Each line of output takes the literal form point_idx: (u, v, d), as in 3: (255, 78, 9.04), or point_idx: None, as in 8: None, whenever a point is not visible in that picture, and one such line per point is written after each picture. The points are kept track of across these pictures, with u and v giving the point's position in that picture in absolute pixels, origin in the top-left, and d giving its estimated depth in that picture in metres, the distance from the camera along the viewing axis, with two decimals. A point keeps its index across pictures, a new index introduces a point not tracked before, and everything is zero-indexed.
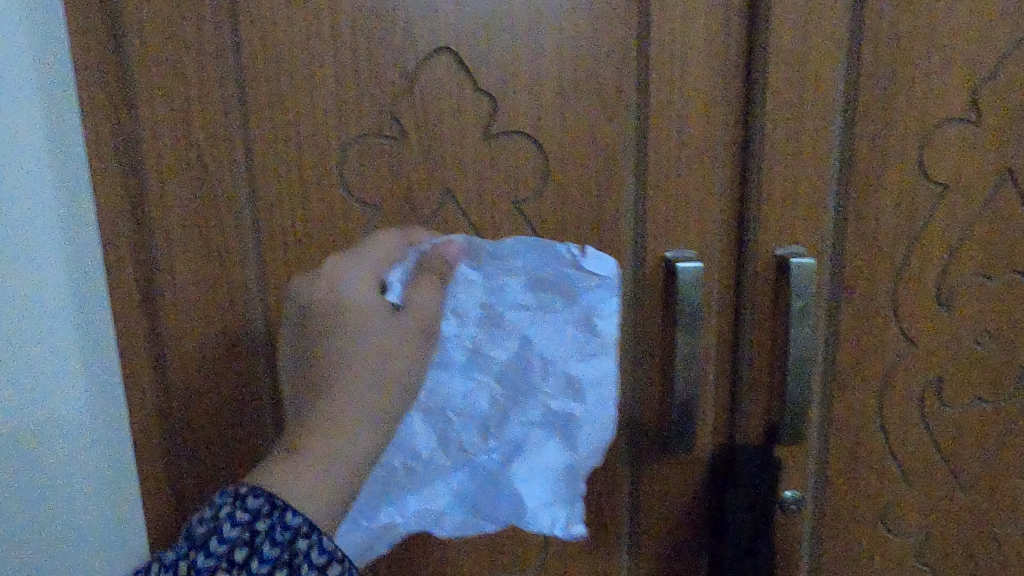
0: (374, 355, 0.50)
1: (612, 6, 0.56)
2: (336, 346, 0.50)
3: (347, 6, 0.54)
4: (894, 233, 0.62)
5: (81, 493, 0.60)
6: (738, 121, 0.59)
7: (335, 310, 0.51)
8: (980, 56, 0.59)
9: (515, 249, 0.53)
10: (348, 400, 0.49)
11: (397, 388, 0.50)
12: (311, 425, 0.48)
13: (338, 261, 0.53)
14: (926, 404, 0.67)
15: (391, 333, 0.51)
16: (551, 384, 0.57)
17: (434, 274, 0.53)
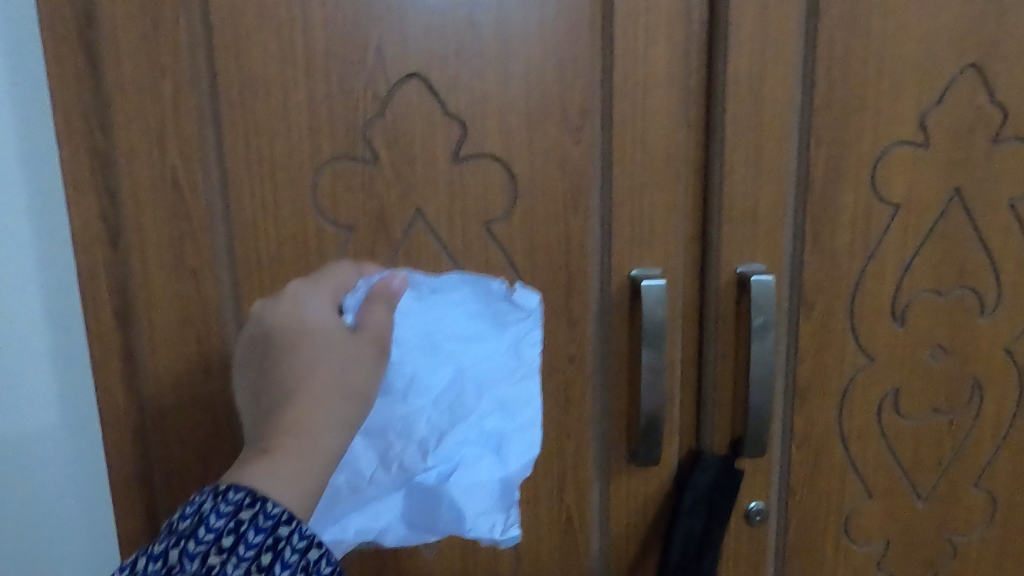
0: (335, 366, 0.46)
1: (579, 33, 0.58)
2: (293, 357, 0.46)
3: (320, 32, 0.55)
4: (850, 251, 0.65)
5: (72, 496, 0.67)
6: (700, 145, 0.62)
7: (294, 328, 0.48)
8: (925, 83, 0.62)
9: (452, 283, 0.52)
10: (310, 409, 0.44)
11: (358, 402, 0.46)
12: (274, 429, 0.43)
13: (299, 285, 0.51)
14: (883, 415, 0.69)
15: (350, 345, 0.47)
16: (491, 409, 0.53)
17: (382, 300, 0.49)
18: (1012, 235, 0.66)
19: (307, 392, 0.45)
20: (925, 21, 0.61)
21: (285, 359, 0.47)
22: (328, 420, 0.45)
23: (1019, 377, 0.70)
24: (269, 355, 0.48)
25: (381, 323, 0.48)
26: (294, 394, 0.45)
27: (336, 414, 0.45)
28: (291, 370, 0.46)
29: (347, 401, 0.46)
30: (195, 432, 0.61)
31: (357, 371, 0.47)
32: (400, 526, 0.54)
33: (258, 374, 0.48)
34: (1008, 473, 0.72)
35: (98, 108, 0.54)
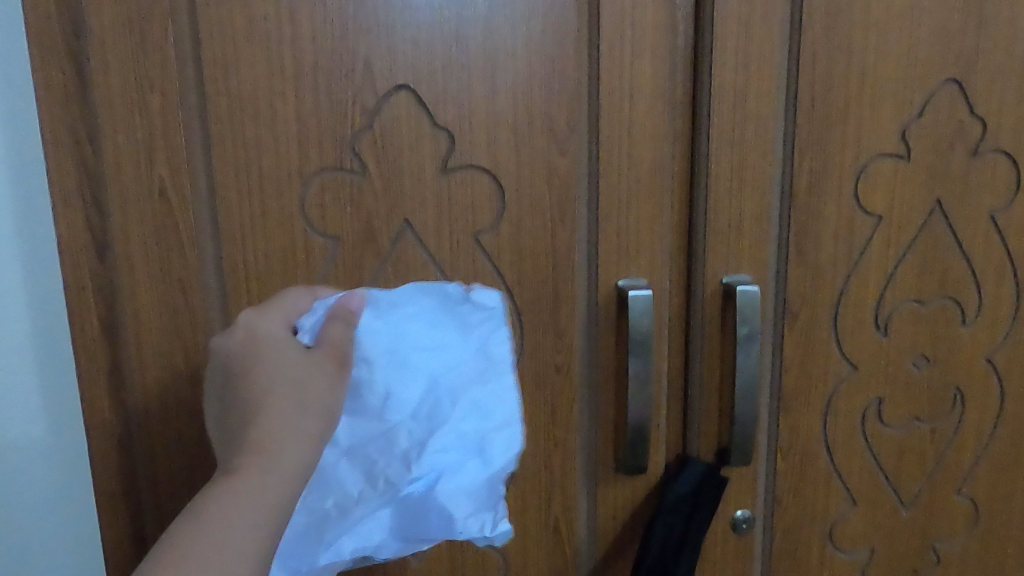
0: (293, 385, 0.46)
1: (565, 48, 0.59)
2: (251, 380, 0.46)
3: (308, 46, 0.55)
4: (833, 262, 0.66)
5: (58, 508, 0.66)
6: (685, 157, 0.62)
7: (255, 353, 0.47)
8: (905, 99, 0.63)
9: (410, 293, 0.51)
10: (270, 430, 0.44)
11: (321, 420, 0.46)
12: (243, 450, 0.43)
13: (255, 313, 0.49)
14: (867, 424, 0.70)
15: (306, 362, 0.47)
16: (466, 414, 0.51)
17: (340, 319, 0.48)
18: (991, 246, 0.67)
19: (265, 414, 0.45)
20: (906, 37, 0.62)
21: (243, 384, 0.46)
22: (289, 440, 0.44)
23: (1000, 385, 0.71)
24: (226, 383, 0.47)
25: (338, 340, 0.48)
26: (253, 417, 0.45)
27: (296, 433, 0.45)
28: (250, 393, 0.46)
29: (307, 418, 0.45)
30: (183, 444, 0.61)
31: (314, 388, 0.46)
32: (391, 543, 0.52)
33: (222, 404, 0.47)
34: (989, 480, 0.73)
35: (86, 120, 0.54)
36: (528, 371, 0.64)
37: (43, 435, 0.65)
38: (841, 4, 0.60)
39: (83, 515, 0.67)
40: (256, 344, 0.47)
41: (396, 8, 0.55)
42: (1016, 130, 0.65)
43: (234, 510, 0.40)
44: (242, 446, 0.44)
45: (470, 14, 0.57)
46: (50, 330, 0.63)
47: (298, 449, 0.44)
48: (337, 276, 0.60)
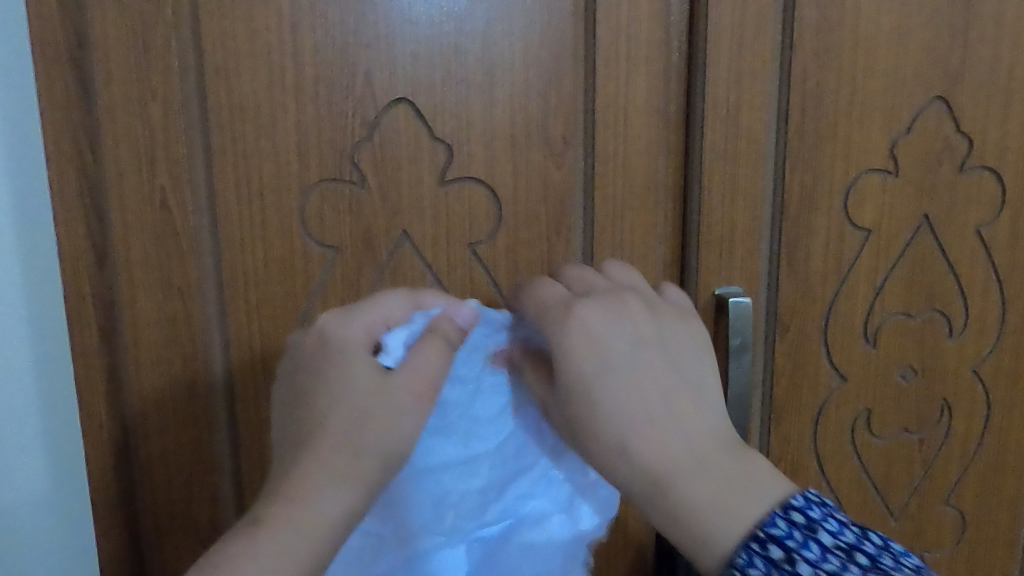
0: (353, 420, 0.48)
1: (562, 63, 0.60)
2: (321, 412, 0.49)
3: (309, 59, 0.56)
4: (823, 274, 0.67)
5: (52, 519, 0.67)
6: (679, 171, 0.64)
7: (332, 362, 0.50)
8: (894, 115, 0.65)
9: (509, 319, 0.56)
10: (321, 471, 0.47)
11: (384, 446, 0.49)
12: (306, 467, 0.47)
13: (337, 317, 0.53)
14: (857, 434, 0.71)
15: (375, 399, 0.49)
16: (549, 468, 0.58)
17: (440, 338, 0.52)
18: (978, 260, 0.69)
19: (320, 450, 0.47)
20: (894, 55, 0.63)
21: (310, 397, 0.50)
22: (346, 474, 0.47)
23: (986, 397, 0.72)
24: (302, 388, 0.51)
25: (429, 369, 0.51)
26: (312, 448, 0.48)
27: (351, 470, 0.48)
28: (312, 413, 0.49)
29: (361, 456, 0.48)
30: (180, 450, 0.61)
31: (379, 421, 0.49)
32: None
33: (290, 402, 0.51)
34: (976, 491, 0.74)
35: (88, 129, 0.55)
36: None
37: (38, 447, 0.65)
38: (831, 22, 0.62)
39: (78, 527, 0.67)
40: (330, 360, 0.50)
41: (396, 23, 0.56)
42: (1001, 147, 0.67)
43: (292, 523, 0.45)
44: (291, 481, 0.46)
45: (469, 29, 0.58)
46: (48, 342, 0.63)
47: (348, 488, 0.47)
48: (335, 285, 0.61)
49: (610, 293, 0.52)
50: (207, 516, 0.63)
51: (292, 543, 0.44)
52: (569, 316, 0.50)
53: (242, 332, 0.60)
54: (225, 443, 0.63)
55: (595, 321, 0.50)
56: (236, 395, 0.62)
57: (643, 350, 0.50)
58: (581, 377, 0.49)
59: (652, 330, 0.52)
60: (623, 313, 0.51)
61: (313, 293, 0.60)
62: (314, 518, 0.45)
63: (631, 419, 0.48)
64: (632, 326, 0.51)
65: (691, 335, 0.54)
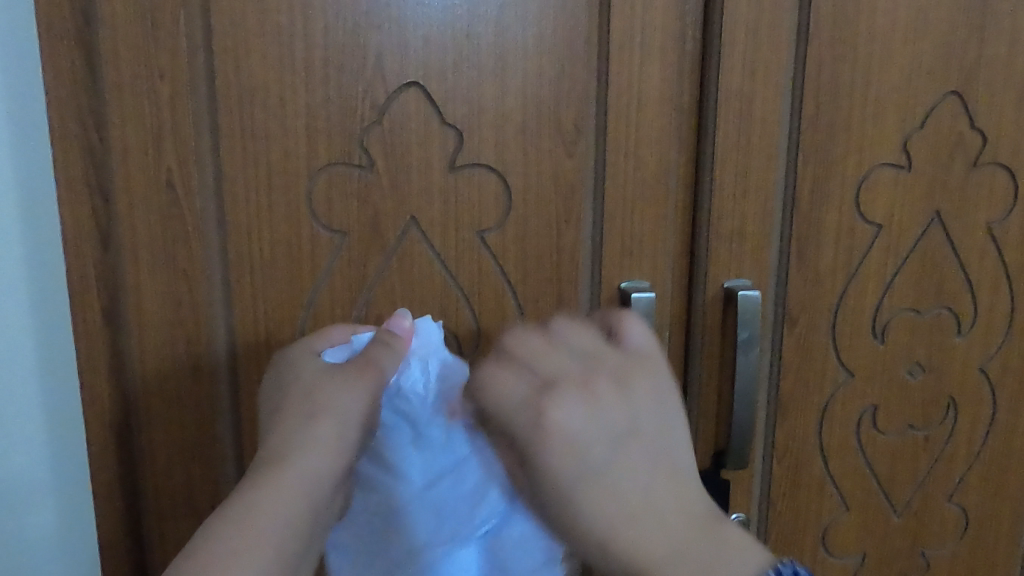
0: (304, 400, 0.51)
1: (575, 49, 0.59)
2: (279, 401, 0.52)
3: (320, 40, 0.55)
4: (833, 269, 0.66)
5: (53, 507, 0.66)
6: (690, 162, 0.63)
7: (282, 373, 0.54)
8: (908, 109, 0.64)
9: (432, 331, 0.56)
10: (282, 443, 0.49)
11: (332, 421, 0.50)
12: (264, 453, 0.49)
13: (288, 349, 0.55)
14: (862, 430, 0.71)
15: (322, 379, 0.52)
16: None
17: (382, 340, 0.54)
18: (988, 257, 0.68)
19: (276, 431, 0.50)
20: (910, 48, 0.63)
21: (269, 397, 0.53)
22: (306, 443, 0.49)
23: (993, 395, 0.72)
24: (264, 399, 0.54)
25: (375, 358, 0.53)
26: (269, 437, 0.50)
27: (309, 440, 0.49)
28: (270, 407, 0.52)
29: (317, 426, 0.50)
30: (182, 434, 0.61)
31: (328, 396, 0.51)
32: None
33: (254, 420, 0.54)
34: (979, 489, 0.74)
35: (94, 109, 0.54)
36: None
37: (40, 436, 0.64)
38: (847, 14, 0.61)
39: (81, 518, 0.67)
40: (282, 365, 0.54)
41: (408, 6, 0.56)
42: (1014, 143, 0.66)
43: (250, 502, 0.46)
44: (258, 460, 0.49)
45: (482, 13, 0.57)
46: (53, 331, 0.63)
47: (309, 455, 0.49)
48: (341, 270, 0.60)
49: (578, 379, 0.49)
50: (209, 502, 0.63)
51: (260, 505, 0.46)
52: (545, 423, 0.47)
53: (246, 317, 0.60)
54: (228, 429, 0.62)
55: (571, 424, 0.47)
56: (239, 380, 0.61)
57: (622, 444, 0.48)
58: (563, 494, 0.47)
59: (625, 413, 0.48)
60: (596, 408, 0.48)
61: (319, 279, 0.60)
62: (279, 480, 0.47)
63: (613, 522, 0.46)
64: (604, 418, 0.48)
65: (663, 398, 0.51)
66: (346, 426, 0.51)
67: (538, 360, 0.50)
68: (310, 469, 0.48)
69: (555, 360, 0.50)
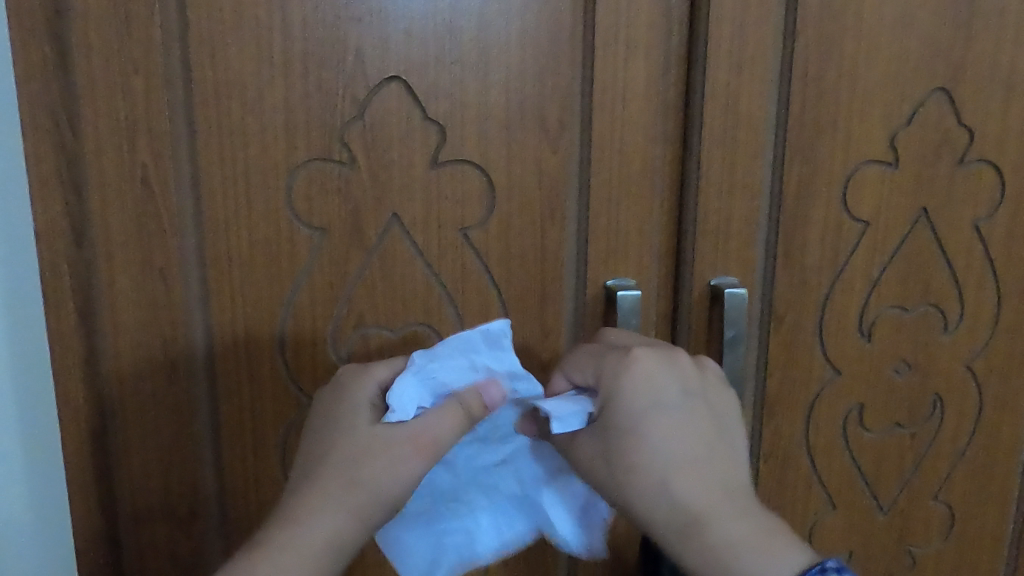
0: (348, 458, 0.51)
1: (558, 43, 0.58)
2: (325, 444, 0.52)
3: (298, 34, 0.54)
4: (819, 266, 0.66)
5: (31, 507, 0.65)
6: (675, 158, 0.62)
7: (344, 411, 0.53)
8: (895, 104, 0.63)
9: (498, 340, 0.54)
10: (317, 502, 0.50)
11: (370, 490, 0.50)
12: (301, 503, 0.50)
13: (354, 371, 0.54)
14: (848, 428, 0.70)
15: (371, 442, 0.51)
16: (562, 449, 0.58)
17: (461, 410, 0.52)
18: (974, 254, 0.68)
19: (317, 483, 0.51)
20: (897, 44, 0.62)
21: (319, 430, 0.53)
22: (337, 507, 0.50)
23: (979, 393, 0.71)
24: (316, 428, 0.53)
25: (434, 431, 0.51)
26: (309, 486, 0.51)
27: (342, 506, 0.50)
28: (316, 447, 0.52)
29: (351, 492, 0.50)
30: (160, 435, 0.60)
31: (370, 462, 0.51)
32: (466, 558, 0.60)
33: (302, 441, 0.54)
34: (964, 488, 0.74)
35: (65, 102, 0.53)
36: None
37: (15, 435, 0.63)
38: (833, 9, 0.60)
39: (58, 521, 0.66)
40: (340, 401, 0.53)
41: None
42: (1001, 141, 0.66)
43: (278, 556, 0.48)
44: (291, 507, 0.50)
45: (465, 7, 0.56)
46: (25, 328, 0.61)
47: (336, 522, 0.50)
48: (322, 269, 0.59)
49: (663, 345, 0.55)
50: (187, 504, 0.62)
51: (282, 564, 0.48)
52: (630, 359, 0.52)
53: (224, 316, 0.59)
54: (206, 431, 0.61)
55: (652, 367, 0.52)
56: (219, 379, 0.60)
57: (690, 400, 0.53)
58: (635, 428, 0.52)
59: (697, 380, 0.54)
60: (677, 362, 0.54)
61: (299, 277, 0.59)
62: (302, 545, 0.49)
63: (671, 454, 0.52)
64: (683, 372, 0.54)
65: (728, 393, 0.56)
66: (380, 498, 0.51)
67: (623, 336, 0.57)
68: (333, 537, 0.49)
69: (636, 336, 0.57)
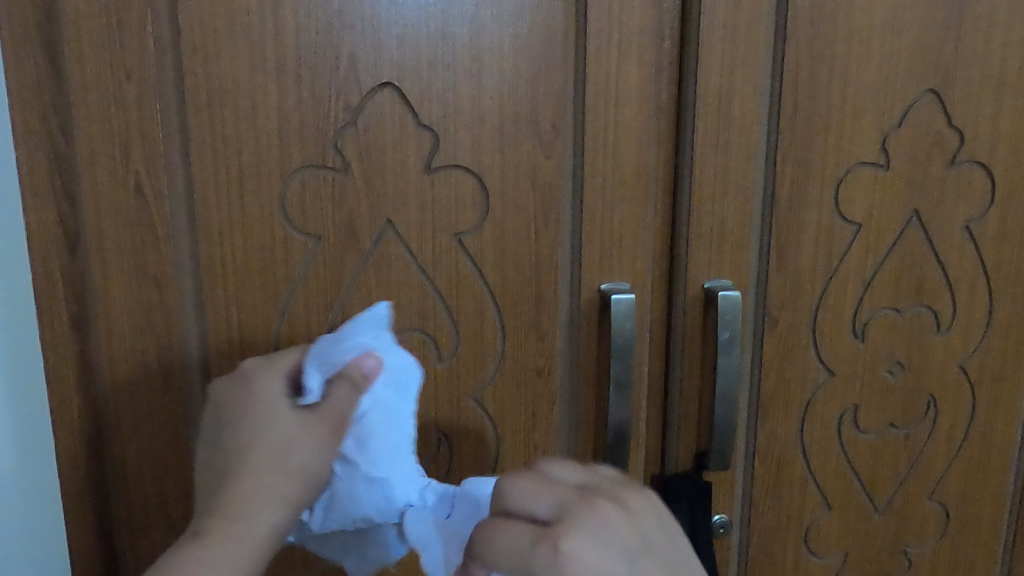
0: (276, 451, 0.52)
1: (551, 48, 0.58)
2: (247, 443, 0.52)
3: (291, 41, 0.54)
4: (813, 268, 0.66)
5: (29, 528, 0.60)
6: (669, 161, 0.62)
7: (255, 402, 0.53)
8: (886, 105, 0.64)
9: (373, 318, 0.54)
10: (251, 492, 0.51)
11: (302, 481, 0.52)
12: (236, 496, 0.51)
13: (255, 363, 0.55)
14: (843, 429, 0.71)
15: (296, 436, 0.52)
16: None
17: (350, 383, 0.52)
18: (967, 255, 0.68)
19: (250, 475, 0.52)
20: (887, 46, 0.62)
21: (235, 430, 0.53)
22: (272, 498, 0.52)
23: (972, 393, 0.72)
24: (226, 421, 0.54)
25: (341, 407, 0.52)
26: (241, 479, 0.52)
27: (277, 496, 0.52)
28: (236, 445, 0.53)
29: (285, 482, 0.52)
30: (155, 442, 0.60)
31: (299, 454, 0.52)
32: None
33: (215, 433, 0.54)
34: (959, 487, 0.74)
35: (58, 110, 0.53)
36: (508, 374, 0.64)
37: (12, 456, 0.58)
38: (824, 12, 0.61)
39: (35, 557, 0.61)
40: (251, 403, 0.53)
41: (382, 4, 0.55)
42: (992, 141, 0.66)
43: (224, 545, 0.50)
44: (229, 502, 0.51)
45: (457, 12, 0.56)
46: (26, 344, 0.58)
47: (275, 510, 0.52)
48: (317, 275, 0.59)
49: (579, 504, 0.43)
50: (183, 512, 0.61)
51: (228, 555, 0.50)
52: (562, 560, 0.40)
53: (219, 323, 0.58)
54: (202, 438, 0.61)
55: (589, 558, 0.40)
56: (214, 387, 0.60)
57: (640, 564, 0.42)
58: None
59: (637, 531, 0.43)
60: (609, 529, 0.42)
61: (294, 283, 0.59)
62: (248, 537, 0.51)
63: None
64: (621, 538, 0.42)
65: (668, 517, 0.46)
66: (313, 485, 0.52)
67: (531, 501, 0.44)
68: (274, 524, 0.52)
69: (550, 492, 0.44)
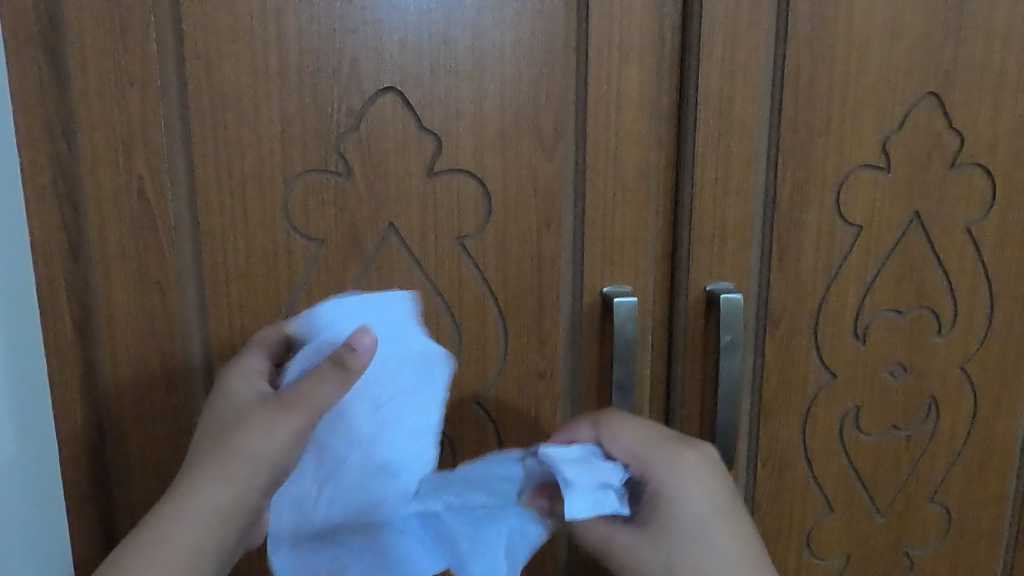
0: (229, 429, 0.50)
1: (552, 52, 0.58)
2: (210, 426, 0.52)
3: (293, 45, 0.54)
4: (813, 270, 0.66)
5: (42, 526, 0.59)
6: (671, 164, 0.63)
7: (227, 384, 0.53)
8: (886, 108, 0.64)
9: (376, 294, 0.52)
10: (199, 472, 0.50)
11: (247, 460, 0.49)
12: (187, 476, 0.50)
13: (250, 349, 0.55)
14: (844, 431, 0.71)
15: (248, 414, 0.50)
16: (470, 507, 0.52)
17: (333, 360, 0.48)
18: (967, 257, 0.68)
19: (203, 455, 0.50)
20: (887, 50, 0.63)
21: (207, 417, 0.53)
22: (220, 478, 0.49)
23: (973, 395, 0.72)
24: (205, 408, 0.54)
25: (309, 388, 0.49)
26: (196, 459, 0.50)
27: (224, 475, 0.49)
28: (204, 428, 0.52)
29: (231, 460, 0.49)
30: (157, 446, 0.60)
31: (248, 431, 0.49)
32: None
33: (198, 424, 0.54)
34: (961, 489, 0.74)
35: (61, 114, 0.53)
36: (510, 377, 0.64)
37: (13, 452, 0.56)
38: (825, 15, 0.61)
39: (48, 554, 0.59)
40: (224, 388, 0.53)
41: (384, 9, 0.55)
42: (991, 143, 0.66)
43: (167, 524, 0.48)
44: (180, 482, 0.50)
45: (459, 16, 0.56)
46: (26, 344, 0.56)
47: (220, 490, 0.49)
48: (319, 279, 0.59)
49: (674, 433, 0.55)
50: None
51: (169, 536, 0.48)
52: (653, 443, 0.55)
53: (221, 327, 0.59)
54: None
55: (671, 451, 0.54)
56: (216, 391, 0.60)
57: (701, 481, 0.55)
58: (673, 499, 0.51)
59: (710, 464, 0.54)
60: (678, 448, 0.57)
61: (296, 287, 0.59)
62: (193, 518, 0.49)
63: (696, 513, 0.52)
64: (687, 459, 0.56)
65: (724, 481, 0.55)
66: (262, 464, 0.49)
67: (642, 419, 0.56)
68: (220, 506, 0.49)
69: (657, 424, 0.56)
